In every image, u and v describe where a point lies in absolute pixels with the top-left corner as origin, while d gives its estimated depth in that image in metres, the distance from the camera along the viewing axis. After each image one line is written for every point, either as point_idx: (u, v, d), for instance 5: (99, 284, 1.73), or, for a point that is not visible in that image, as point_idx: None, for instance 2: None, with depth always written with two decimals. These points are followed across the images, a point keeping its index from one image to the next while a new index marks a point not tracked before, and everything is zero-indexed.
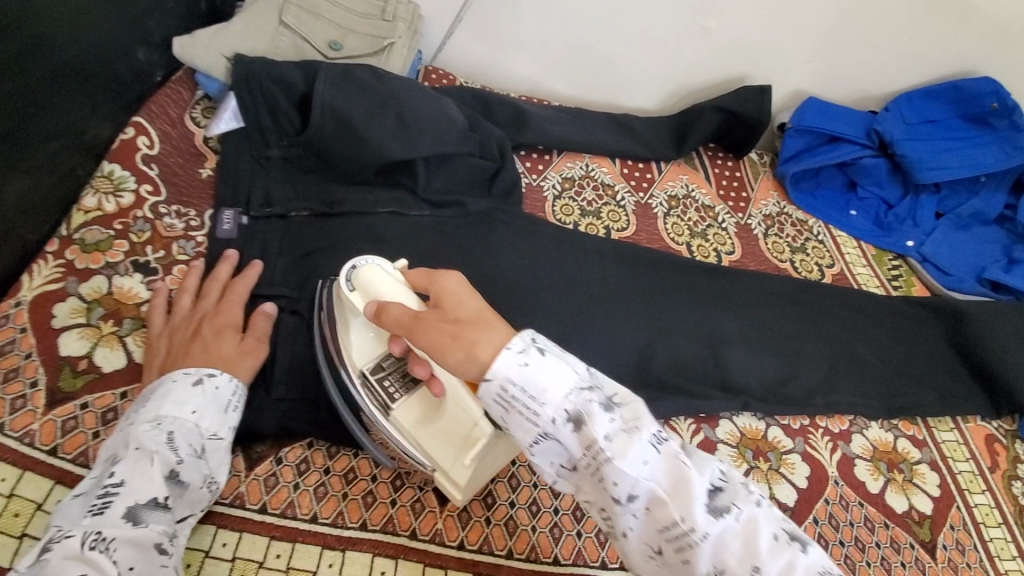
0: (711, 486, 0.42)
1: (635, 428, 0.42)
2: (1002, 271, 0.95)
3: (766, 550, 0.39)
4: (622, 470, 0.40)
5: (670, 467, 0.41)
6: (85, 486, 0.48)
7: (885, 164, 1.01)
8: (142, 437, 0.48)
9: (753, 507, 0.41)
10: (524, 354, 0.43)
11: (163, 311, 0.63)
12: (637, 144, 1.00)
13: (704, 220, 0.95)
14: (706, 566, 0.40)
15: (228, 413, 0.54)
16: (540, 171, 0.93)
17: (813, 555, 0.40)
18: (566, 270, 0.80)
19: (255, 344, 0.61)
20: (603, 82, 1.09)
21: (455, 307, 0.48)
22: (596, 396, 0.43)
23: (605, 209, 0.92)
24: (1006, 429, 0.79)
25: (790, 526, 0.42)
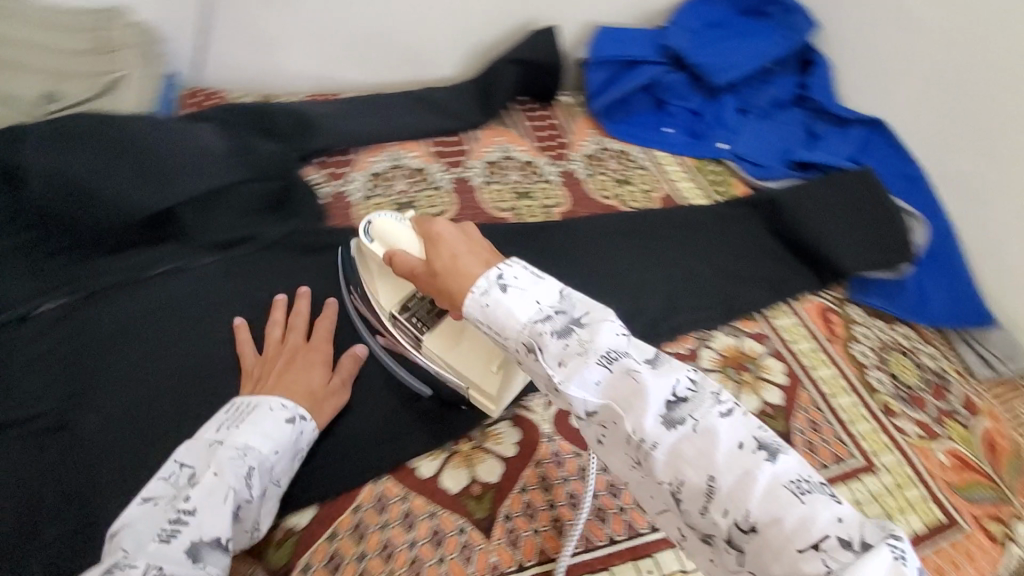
0: (671, 398, 0.45)
1: (587, 348, 0.47)
2: (805, 150, 0.99)
3: (726, 458, 0.42)
4: (573, 390, 0.46)
5: (622, 381, 0.46)
6: (158, 496, 0.52)
7: (683, 77, 1.04)
8: (223, 464, 0.52)
9: (714, 417, 0.44)
10: (484, 296, 0.51)
11: (253, 353, 0.65)
12: (442, 117, 0.96)
13: (529, 179, 0.92)
14: (667, 478, 0.43)
15: (294, 460, 0.58)
16: (343, 175, 0.86)
17: (788, 466, 0.42)
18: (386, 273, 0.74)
19: (340, 386, 0.65)
20: (393, 59, 1.01)
21: (437, 255, 0.56)
22: (553, 325, 0.49)
23: (423, 196, 0.86)
24: (836, 296, 0.84)
25: (767, 436, 0.43)
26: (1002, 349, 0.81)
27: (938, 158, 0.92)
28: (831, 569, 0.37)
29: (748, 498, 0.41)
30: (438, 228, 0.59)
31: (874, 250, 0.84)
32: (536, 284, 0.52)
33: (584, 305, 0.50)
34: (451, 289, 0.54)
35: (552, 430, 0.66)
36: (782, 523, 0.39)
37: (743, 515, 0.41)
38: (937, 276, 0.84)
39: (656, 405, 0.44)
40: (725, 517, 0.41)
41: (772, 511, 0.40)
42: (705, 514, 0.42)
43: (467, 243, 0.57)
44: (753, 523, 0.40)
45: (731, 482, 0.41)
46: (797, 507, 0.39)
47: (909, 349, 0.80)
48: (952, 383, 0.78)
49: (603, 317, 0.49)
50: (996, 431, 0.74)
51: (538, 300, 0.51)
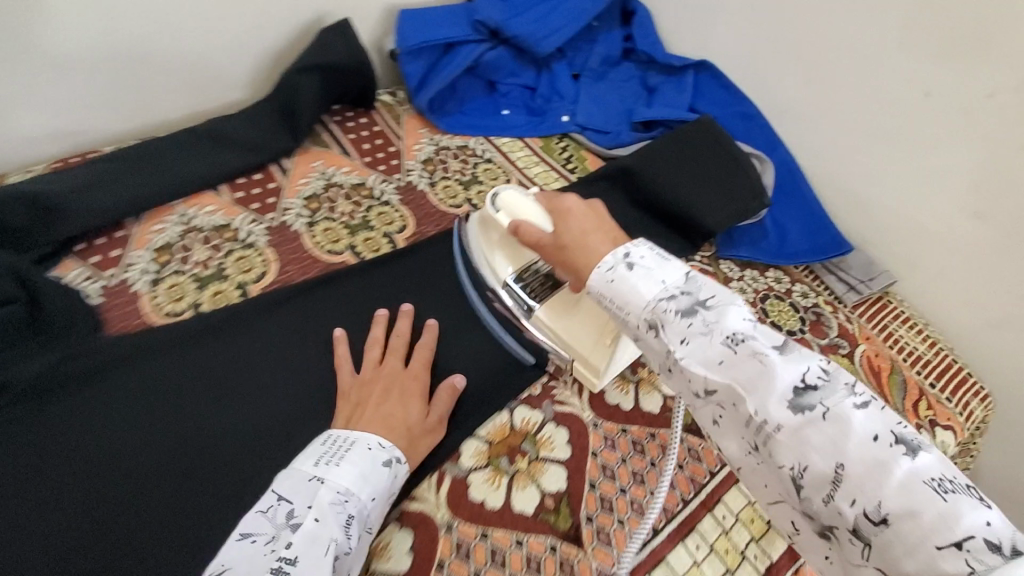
0: (798, 383, 0.39)
1: (712, 327, 0.43)
2: (645, 108, 0.95)
3: (859, 452, 0.36)
4: (696, 366, 0.42)
5: (747, 364, 0.40)
6: (257, 534, 0.46)
7: (506, 52, 0.94)
8: (324, 510, 0.46)
9: (851, 407, 0.38)
10: (611, 271, 0.49)
11: (350, 370, 0.62)
12: (236, 152, 0.78)
13: (361, 206, 0.79)
14: (788, 462, 0.38)
15: (389, 502, 0.52)
16: (118, 259, 0.67)
17: (932, 463, 0.35)
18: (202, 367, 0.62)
19: (437, 424, 0.58)
20: (159, 93, 0.82)
21: (568, 229, 0.57)
22: (678, 303, 0.45)
23: (230, 259, 0.69)
24: (707, 256, 0.82)
25: (907, 432, 0.37)
26: (862, 272, 0.81)
27: (767, 90, 0.91)
28: (976, 570, 0.31)
29: (882, 489, 0.35)
30: (569, 204, 0.59)
31: (734, 202, 0.81)
32: (663, 267, 0.48)
33: (711, 289, 0.46)
34: (574, 258, 0.55)
35: (449, 516, 0.54)
36: (921, 518, 0.33)
37: (875, 507, 0.35)
38: (791, 210, 0.85)
39: (782, 388, 0.39)
40: (854, 508, 0.36)
41: (907, 502, 0.34)
42: (827, 503, 0.37)
43: (596, 220, 0.57)
44: (885, 514, 0.34)
45: (864, 470, 0.36)
46: (940, 505, 0.33)
47: (783, 292, 0.80)
48: (828, 316, 0.78)
49: (732, 301, 0.44)
50: (876, 355, 0.75)
51: (664, 280, 0.47)
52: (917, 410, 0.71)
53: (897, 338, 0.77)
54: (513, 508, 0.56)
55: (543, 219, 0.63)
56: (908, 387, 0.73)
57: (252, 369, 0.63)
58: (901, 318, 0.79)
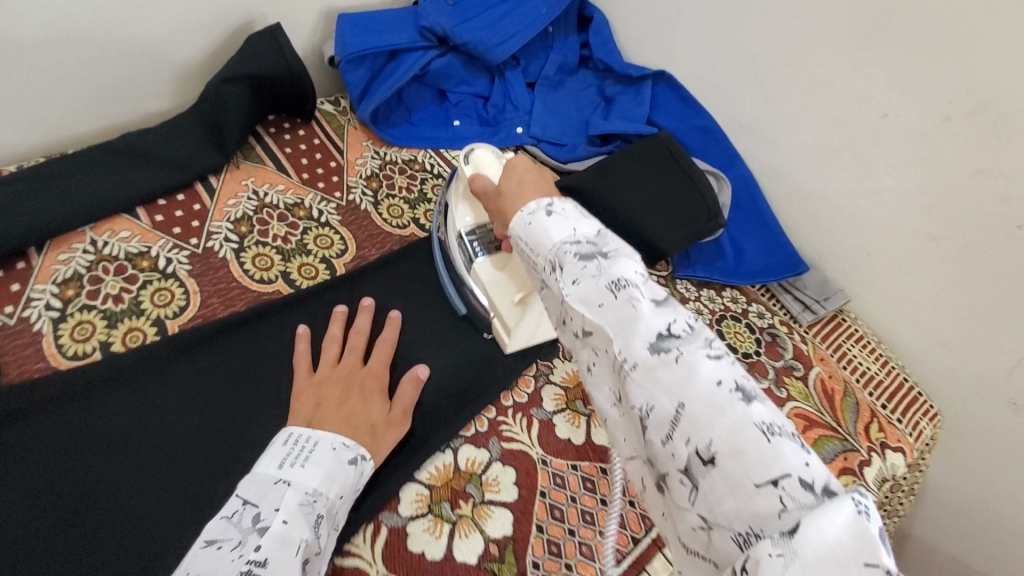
0: (662, 330, 0.37)
1: (603, 271, 0.41)
2: (601, 120, 0.92)
3: (699, 394, 0.34)
4: (577, 305, 0.41)
5: (621, 308, 0.39)
6: (222, 540, 0.44)
7: (456, 60, 0.90)
8: (289, 511, 0.45)
9: (706, 355, 0.36)
10: (530, 216, 0.47)
11: (306, 370, 0.60)
12: (154, 171, 0.71)
13: (297, 228, 0.74)
14: (638, 401, 0.36)
15: (354, 500, 0.52)
16: (16, 295, 0.60)
17: (765, 410, 0.34)
18: (102, 415, 0.56)
19: (401, 417, 0.58)
20: (68, 104, 0.74)
21: (508, 179, 0.55)
22: (579, 248, 0.43)
23: (147, 292, 0.64)
24: (663, 275, 0.80)
25: (749, 383, 0.35)
26: (817, 291, 0.79)
27: (724, 104, 0.89)
28: (789, 509, 0.30)
29: (715, 430, 0.33)
30: (517, 159, 0.56)
31: (688, 221, 0.79)
32: (579, 219, 0.46)
33: (618, 245, 0.44)
34: (505, 208, 0.53)
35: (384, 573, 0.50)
36: (743, 456, 0.32)
37: (708, 448, 0.33)
38: (748, 228, 0.84)
39: (648, 332, 0.37)
40: (689, 448, 0.34)
41: (735, 441, 0.33)
42: (665, 444, 0.35)
43: (540, 176, 0.55)
44: (714, 454, 0.33)
45: (704, 411, 0.34)
46: (762, 446, 0.32)
47: (740, 312, 0.79)
48: (783, 337, 0.77)
49: (633, 258, 0.42)
50: (829, 376, 0.74)
51: (577, 230, 0.45)
52: (868, 433, 0.70)
53: (851, 358, 0.77)
54: (454, 558, 0.52)
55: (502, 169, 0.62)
56: (860, 410, 0.72)
57: (188, 421, 0.57)
58: (855, 336, 0.78)
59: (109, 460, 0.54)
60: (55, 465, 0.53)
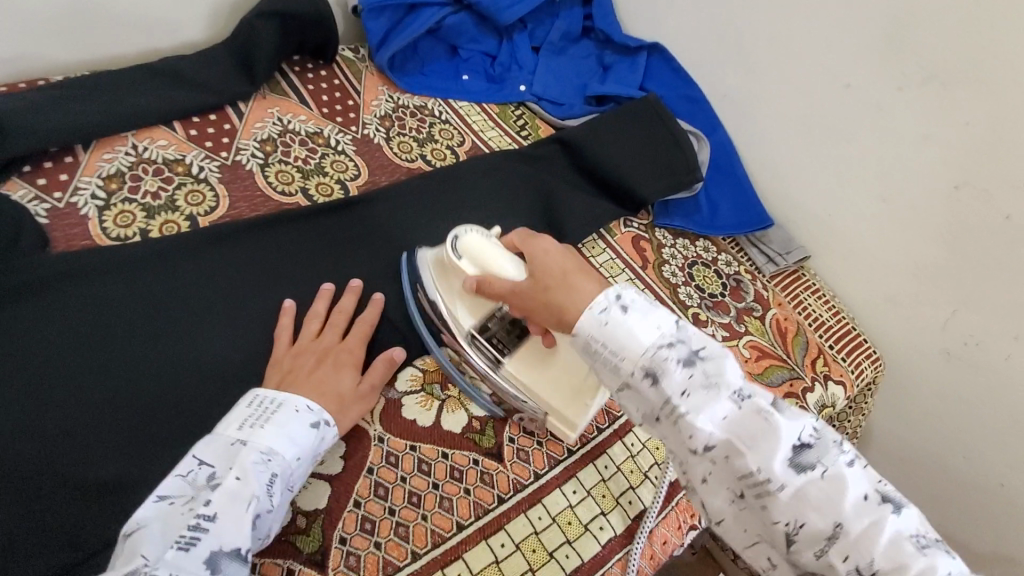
0: (798, 442, 0.43)
1: (715, 383, 0.45)
2: (598, 84, 1.00)
3: (853, 511, 0.41)
4: (699, 422, 0.44)
5: (752, 422, 0.44)
6: (174, 495, 0.48)
7: (468, 18, 0.98)
8: (244, 470, 0.48)
9: (844, 465, 0.43)
10: (605, 313, 0.48)
11: (287, 337, 0.63)
12: (190, 92, 0.79)
13: (316, 152, 0.81)
14: (785, 518, 0.42)
15: (313, 463, 0.54)
16: (65, 183, 0.68)
17: (907, 518, 0.42)
18: (143, 285, 0.63)
19: (369, 391, 0.60)
20: (111, 26, 0.81)
21: (545, 274, 0.53)
22: (678, 353, 0.46)
23: (181, 192, 0.71)
24: (644, 223, 0.88)
25: (885, 488, 0.43)
26: (781, 246, 0.89)
27: (711, 76, 0.97)
28: None
29: (875, 545, 0.41)
30: (542, 244, 0.56)
31: (669, 174, 0.87)
32: (658, 312, 0.48)
33: (702, 338, 0.47)
34: (562, 307, 0.51)
35: (381, 430, 0.60)
36: (907, 570, 0.40)
37: (867, 564, 0.41)
38: (723, 188, 0.92)
39: (786, 448, 0.43)
40: (850, 565, 0.41)
41: (894, 555, 0.40)
42: (822, 555, 0.42)
43: (573, 259, 0.55)
44: (873, 568, 0.40)
45: (862, 527, 0.41)
46: (921, 558, 0.40)
47: (710, 260, 0.87)
48: (746, 283, 0.86)
49: (724, 355, 0.47)
50: (784, 318, 0.83)
51: (659, 327, 0.47)
52: (814, 365, 0.79)
53: (806, 305, 0.85)
54: (442, 427, 0.61)
55: (508, 259, 0.58)
56: (809, 346, 0.81)
57: (216, 297, 0.65)
58: (813, 290, 0.87)
59: (148, 321, 0.62)
60: (103, 320, 0.61)
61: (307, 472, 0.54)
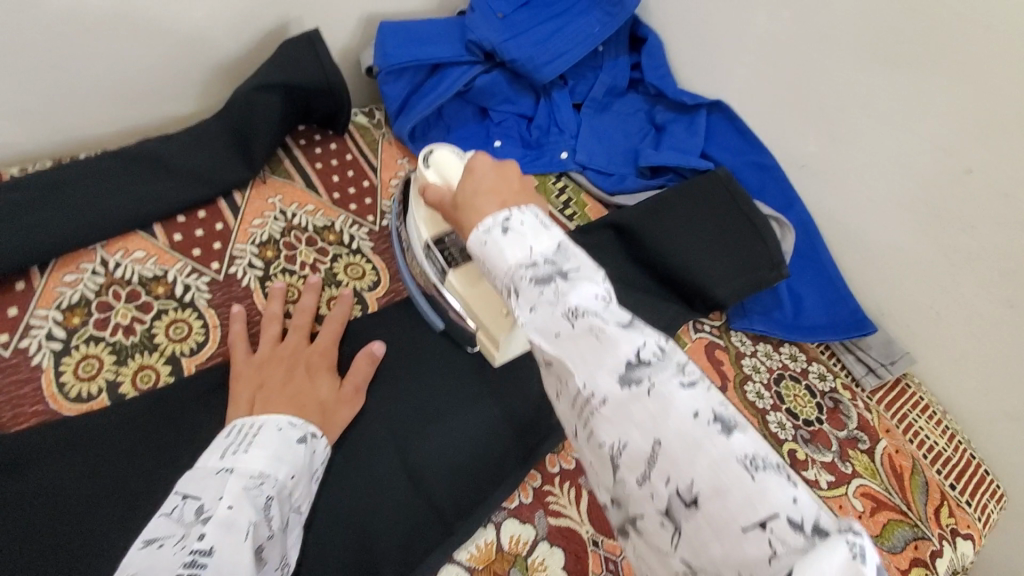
0: (631, 356, 0.34)
1: (561, 299, 0.37)
2: (652, 150, 0.85)
3: (677, 429, 0.31)
4: (534, 335, 0.37)
5: (581, 337, 0.35)
6: (163, 537, 0.40)
7: (501, 77, 0.84)
8: (238, 495, 0.42)
9: (679, 384, 0.33)
10: (485, 233, 0.42)
11: (246, 348, 0.57)
12: (175, 185, 0.65)
13: (327, 255, 0.68)
14: (608, 440, 0.33)
15: (312, 483, 0.50)
16: (14, 321, 0.54)
17: (749, 441, 0.30)
18: (106, 464, 0.49)
19: (353, 393, 0.56)
20: (85, 106, 0.68)
21: (463, 189, 0.50)
22: (535, 272, 0.39)
23: (162, 324, 0.57)
24: (717, 326, 0.75)
25: (728, 411, 0.32)
26: (882, 353, 0.73)
27: (786, 142, 0.82)
28: (777, 555, 0.27)
29: (697, 469, 0.30)
30: (477, 162, 0.51)
31: (748, 269, 0.73)
32: (537, 235, 0.41)
33: (579, 261, 0.40)
34: (465, 226, 0.48)
35: None
36: (729, 498, 0.29)
37: (689, 490, 0.30)
38: (808, 278, 0.78)
39: (616, 361, 0.34)
40: (668, 490, 0.30)
41: (716, 480, 0.29)
42: (641, 484, 0.31)
43: (501, 175, 0.50)
44: (696, 495, 0.29)
45: (684, 448, 0.30)
46: (747, 486, 0.28)
47: (799, 372, 0.73)
48: (847, 403, 0.71)
49: (595, 274, 0.39)
50: (897, 452, 0.68)
51: (533, 248, 0.40)
52: (938, 519, 0.64)
53: (919, 432, 0.70)
54: None
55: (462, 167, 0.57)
56: (930, 490, 0.66)
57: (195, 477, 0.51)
58: (921, 405, 0.72)
59: (100, 528, 0.47)
60: (37, 526, 0.46)
61: (305, 490, 0.49)
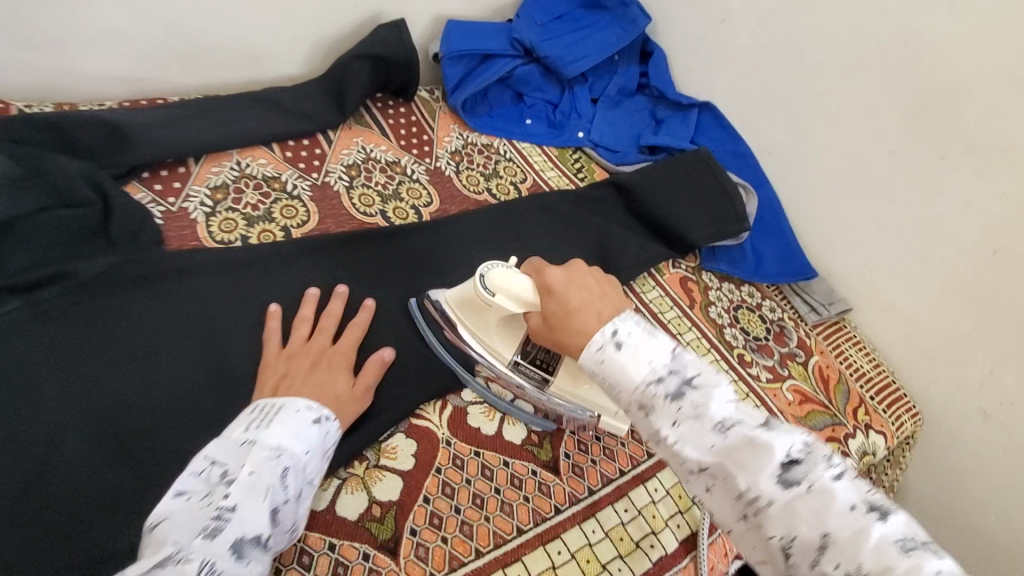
0: (784, 460, 0.44)
1: (701, 413, 0.47)
2: (652, 135, 1.07)
3: (841, 521, 0.41)
4: (686, 447, 0.47)
5: (738, 447, 0.45)
6: (191, 493, 0.48)
7: (536, 70, 1.07)
8: (263, 468, 0.49)
9: (831, 479, 0.43)
10: (602, 352, 0.51)
11: (278, 346, 0.65)
12: (290, 118, 0.88)
13: (394, 179, 0.89)
14: (777, 532, 0.43)
15: (325, 462, 0.56)
16: (178, 190, 0.76)
17: (899, 526, 0.41)
18: (238, 283, 0.69)
19: (364, 392, 0.63)
20: (229, 59, 0.93)
21: (552, 307, 0.57)
22: (666, 387, 0.49)
23: (278, 206, 0.79)
24: (692, 266, 0.94)
25: (878, 498, 0.42)
26: (823, 296, 0.93)
27: (759, 134, 1.03)
28: None
29: (863, 554, 0.39)
30: (549, 279, 0.58)
31: (720, 222, 0.93)
32: (649, 345, 0.51)
33: (696, 367, 0.50)
34: (570, 338, 0.55)
35: (448, 433, 0.64)
36: (894, 572, 0.38)
37: (859, 573, 0.39)
38: (769, 238, 0.97)
39: (773, 466, 0.44)
40: (841, 572, 0.40)
41: (881, 560, 0.39)
42: (814, 567, 0.41)
43: (575, 281, 0.58)
44: (865, 574, 0.39)
45: (848, 535, 0.40)
46: (908, 560, 0.38)
47: (754, 305, 0.91)
48: (790, 329, 0.90)
49: (716, 382, 0.49)
50: (826, 366, 0.86)
51: (652, 360, 0.50)
52: (855, 415, 0.81)
53: (847, 355, 0.89)
54: (504, 437, 0.66)
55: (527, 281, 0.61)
56: (851, 396, 0.83)
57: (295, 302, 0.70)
58: (854, 341, 0.91)
59: (234, 320, 0.67)
60: (185, 314, 0.66)
61: (320, 464, 0.55)
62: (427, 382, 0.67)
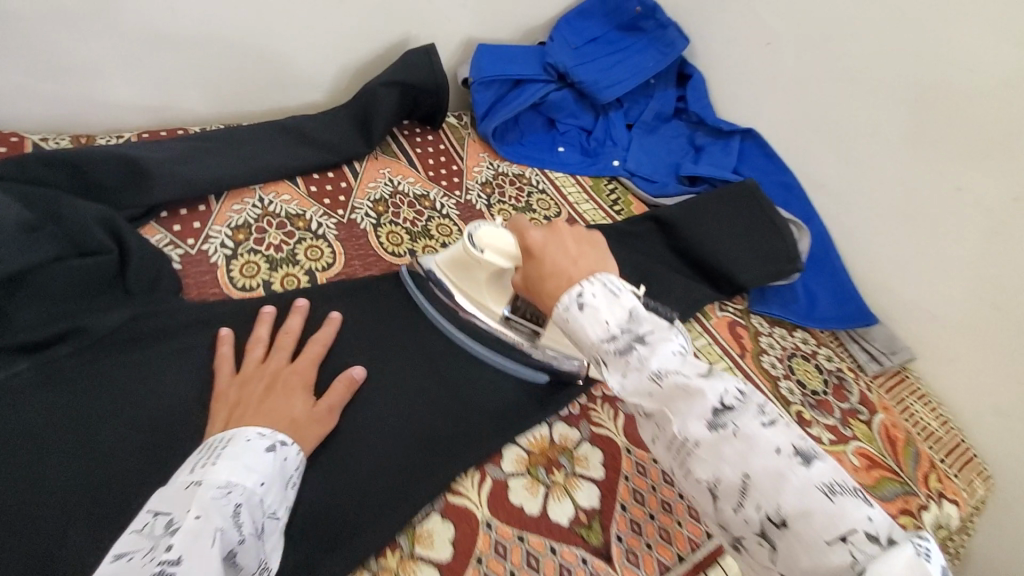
0: (717, 405, 0.42)
1: (646, 364, 0.44)
2: (692, 164, 1.01)
3: (763, 463, 0.40)
4: (627, 395, 0.45)
5: (672, 394, 0.43)
6: (131, 552, 0.40)
7: (569, 95, 1.02)
8: (212, 506, 0.43)
9: (760, 425, 0.41)
10: (565, 310, 0.49)
11: (231, 371, 0.59)
12: (314, 149, 0.83)
13: (423, 215, 0.84)
14: (703, 476, 0.41)
15: (286, 490, 0.51)
16: (198, 231, 0.72)
17: (823, 471, 0.39)
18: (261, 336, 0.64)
19: (326, 412, 0.58)
20: (254, 87, 0.89)
21: (528, 265, 0.55)
22: (617, 344, 0.46)
23: (301, 247, 0.74)
24: (739, 309, 0.88)
25: (806, 444, 0.41)
26: (884, 344, 0.87)
27: (809, 165, 0.97)
28: (857, 561, 0.35)
29: (783, 496, 0.38)
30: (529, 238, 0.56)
31: (769, 261, 0.87)
32: (609, 305, 0.48)
33: (652, 323, 0.47)
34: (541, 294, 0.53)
35: (488, 515, 0.58)
36: (811, 516, 0.37)
37: (779, 515, 0.38)
38: (821, 277, 0.91)
39: (705, 411, 0.42)
40: (761, 516, 0.39)
41: (804, 506, 0.38)
42: (736, 510, 0.40)
43: (557, 237, 0.56)
44: (783, 517, 0.38)
45: (769, 479, 0.39)
46: (830, 507, 0.37)
47: (809, 353, 0.85)
48: (850, 381, 0.83)
49: (669, 336, 0.46)
50: (892, 425, 0.79)
51: (609, 320, 0.47)
52: (927, 482, 0.74)
53: (913, 412, 0.82)
54: (548, 517, 0.60)
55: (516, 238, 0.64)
56: (920, 459, 0.76)
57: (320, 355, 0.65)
58: (918, 394, 0.84)
59: None
60: (201, 371, 0.60)
61: (280, 495, 0.50)
62: (462, 449, 0.61)
